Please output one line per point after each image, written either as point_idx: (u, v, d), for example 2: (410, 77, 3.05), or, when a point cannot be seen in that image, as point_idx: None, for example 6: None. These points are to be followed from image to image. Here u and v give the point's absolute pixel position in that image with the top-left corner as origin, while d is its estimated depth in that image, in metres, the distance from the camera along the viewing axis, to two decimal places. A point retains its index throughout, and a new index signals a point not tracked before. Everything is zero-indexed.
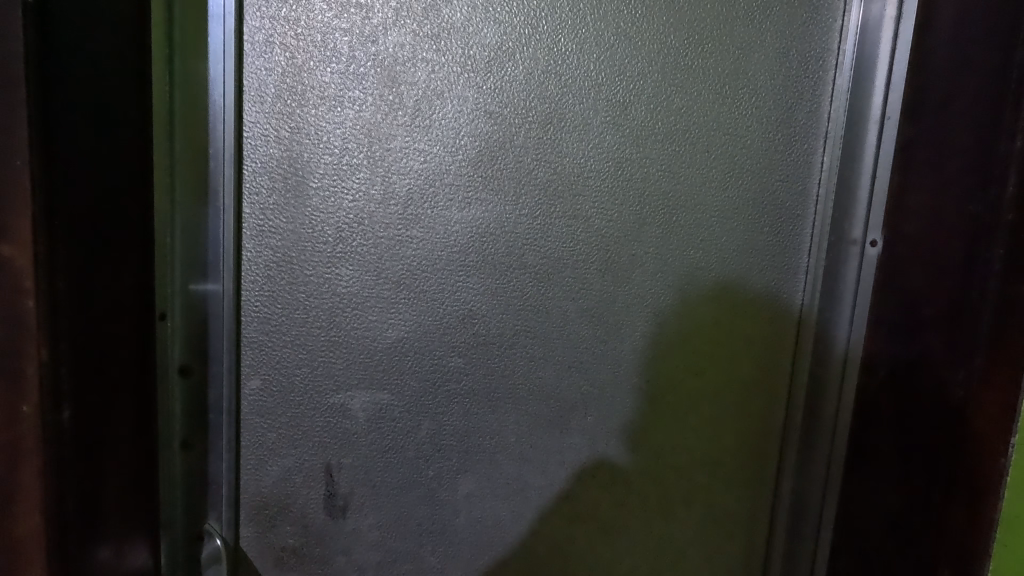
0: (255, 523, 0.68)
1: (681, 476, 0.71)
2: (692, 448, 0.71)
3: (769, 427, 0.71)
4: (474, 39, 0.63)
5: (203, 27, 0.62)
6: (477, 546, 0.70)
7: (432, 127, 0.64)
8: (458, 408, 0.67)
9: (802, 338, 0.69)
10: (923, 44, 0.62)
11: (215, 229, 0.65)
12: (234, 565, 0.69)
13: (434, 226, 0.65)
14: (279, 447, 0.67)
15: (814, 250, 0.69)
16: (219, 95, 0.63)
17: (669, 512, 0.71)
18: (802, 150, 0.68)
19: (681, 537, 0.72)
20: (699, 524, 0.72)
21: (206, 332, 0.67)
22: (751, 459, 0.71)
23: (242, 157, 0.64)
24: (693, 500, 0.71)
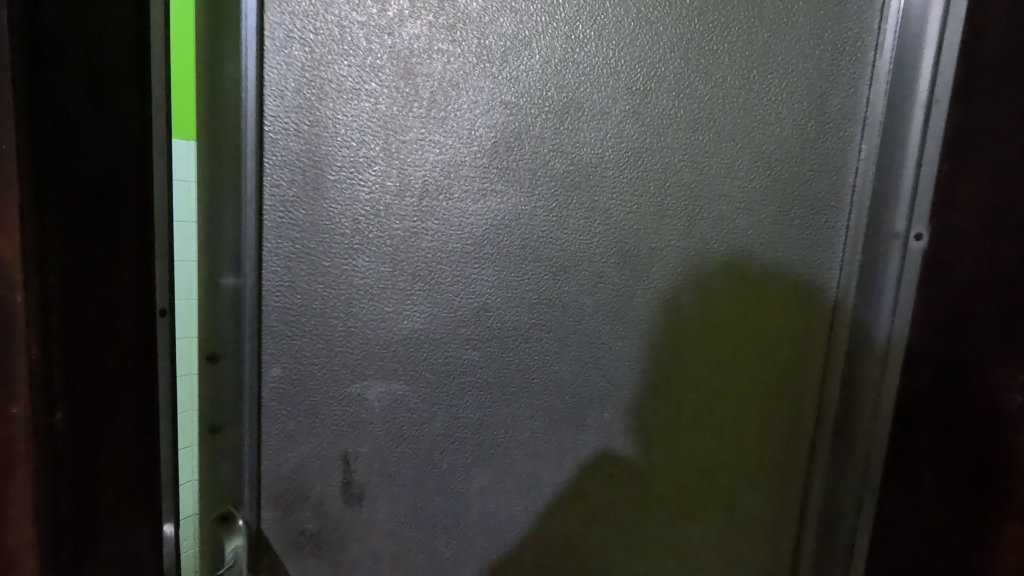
0: (275, 507, 0.70)
1: (702, 478, 0.68)
2: (714, 450, 0.68)
3: (797, 430, 0.67)
4: (486, 30, 0.63)
5: (236, 24, 0.64)
6: (491, 540, 0.70)
7: (446, 121, 0.64)
8: (472, 399, 0.67)
9: (833, 338, 0.66)
10: (978, 24, 0.58)
11: (241, 220, 0.67)
12: (255, 545, 0.71)
13: (449, 218, 0.65)
14: (299, 433, 0.69)
15: (849, 244, 0.65)
16: (247, 89, 0.65)
17: (690, 518, 0.69)
18: (837, 139, 0.64)
19: (704, 546, 0.69)
20: (722, 532, 0.69)
21: (236, 320, 0.69)
22: (778, 463, 0.68)
23: (263, 150, 0.66)
24: (716, 506, 0.69)
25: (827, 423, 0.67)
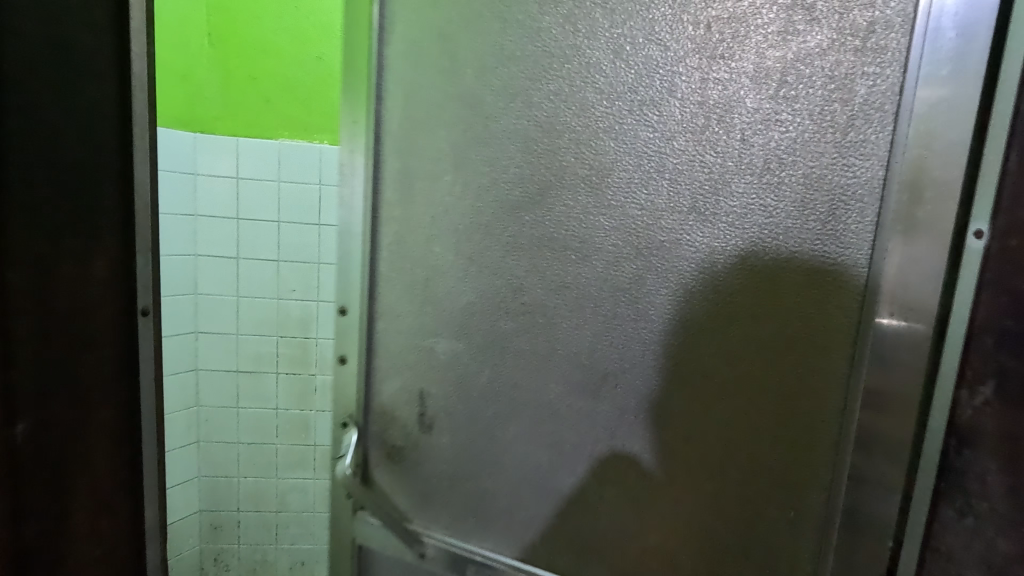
0: (382, 422, 0.91)
1: (705, 480, 0.65)
2: (720, 454, 0.64)
3: (820, 453, 0.59)
4: (532, 56, 0.71)
5: (360, 64, 0.84)
6: (524, 489, 0.79)
7: (496, 138, 0.74)
8: (511, 360, 0.78)
9: (860, 356, 0.56)
10: None
11: (354, 217, 0.88)
12: (371, 454, 0.93)
13: (495, 215, 0.76)
14: (395, 370, 0.88)
15: (878, 245, 0.53)
16: (365, 116, 0.85)
17: (699, 518, 0.66)
18: (862, 121, 0.53)
19: (714, 554, 0.65)
20: (735, 544, 0.64)
21: (351, 289, 0.90)
22: (789, 477, 0.60)
23: (378, 166, 0.85)
24: (719, 516, 0.64)
25: (850, 433, 0.57)
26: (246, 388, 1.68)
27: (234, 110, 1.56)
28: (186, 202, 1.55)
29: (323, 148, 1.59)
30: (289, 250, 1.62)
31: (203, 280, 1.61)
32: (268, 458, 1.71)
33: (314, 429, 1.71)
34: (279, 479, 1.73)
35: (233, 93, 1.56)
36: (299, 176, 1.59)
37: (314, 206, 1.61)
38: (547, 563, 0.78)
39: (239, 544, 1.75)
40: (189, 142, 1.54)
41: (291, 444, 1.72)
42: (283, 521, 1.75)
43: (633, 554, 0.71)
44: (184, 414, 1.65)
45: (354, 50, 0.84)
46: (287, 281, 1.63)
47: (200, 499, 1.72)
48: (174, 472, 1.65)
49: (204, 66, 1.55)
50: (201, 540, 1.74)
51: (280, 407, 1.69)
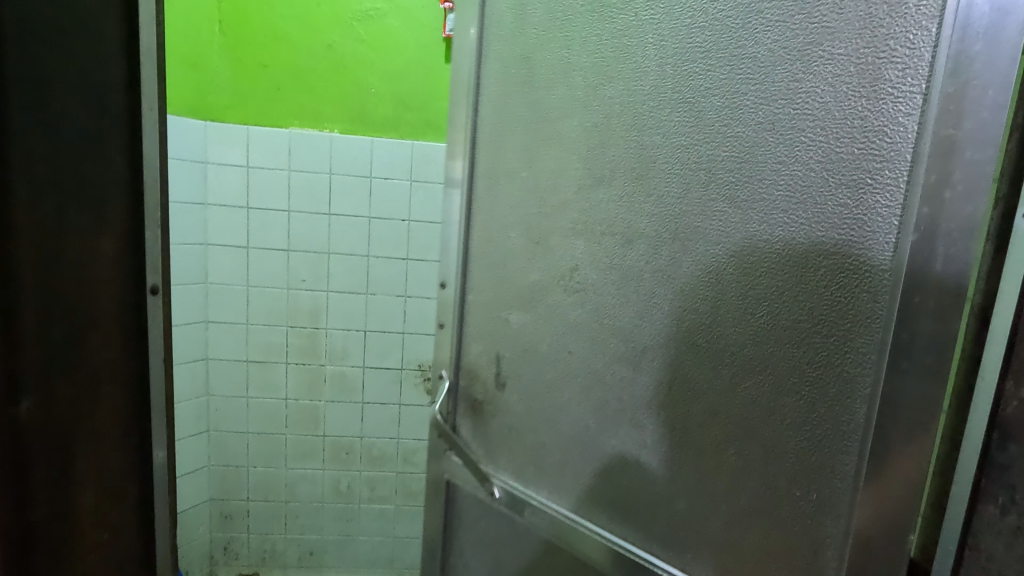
0: (466, 379, 0.96)
1: (714, 458, 0.62)
2: (727, 434, 0.61)
3: (842, 455, 0.52)
4: (593, 55, 0.72)
5: (465, 69, 0.91)
6: (571, 454, 0.79)
7: (564, 126, 0.76)
8: (566, 333, 0.78)
9: (879, 356, 0.49)
10: None
11: (453, 208, 0.95)
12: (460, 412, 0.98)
13: (559, 199, 0.77)
14: (479, 335, 0.93)
15: (902, 232, 0.47)
16: (471, 118, 0.91)
17: (726, 499, 0.61)
18: (892, 99, 0.47)
19: (737, 539, 0.60)
20: (760, 533, 0.58)
21: (447, 266, 0.97)
22: (797, 466, 0.55)
23: (475, 162, 0.91)
24: (728, 498, 0.61)
25: (863, 423, 0.50)
26: (256, 378, 1.67)
27: (244, 99, 1.55)
28: (196, 191, 1.53)
29: (333, 137, 1.57)
30: (299, 240, 1.61)
31: (214, 269, 1.60)
32: (278, 449, 1.72)
33: (323, 420, 1.71)
34: (288, 468, 1.73)
35: (244, 80, 1.55)
36: (310, 166, 1.58)
37: (324, 196, 1.59)
38: (587, 518, 0.77)
39: (249, 533, 1.76)
40: (200, 131, 1.52)
41: (300, 434, 1.71)
42: (293, 511, 1.76)
43: (666, 519, 0.67)
44: (192, 404, 1.64)
45: (461, 58, 0.92)
46: (298, 272, 1.62)
47: (210, 488, 1.72)
48: (183, 460, 1.64)
49: (215, 54, 1.54)
50: (211, 529, 1.74)
51: (290, 398, 1.69)
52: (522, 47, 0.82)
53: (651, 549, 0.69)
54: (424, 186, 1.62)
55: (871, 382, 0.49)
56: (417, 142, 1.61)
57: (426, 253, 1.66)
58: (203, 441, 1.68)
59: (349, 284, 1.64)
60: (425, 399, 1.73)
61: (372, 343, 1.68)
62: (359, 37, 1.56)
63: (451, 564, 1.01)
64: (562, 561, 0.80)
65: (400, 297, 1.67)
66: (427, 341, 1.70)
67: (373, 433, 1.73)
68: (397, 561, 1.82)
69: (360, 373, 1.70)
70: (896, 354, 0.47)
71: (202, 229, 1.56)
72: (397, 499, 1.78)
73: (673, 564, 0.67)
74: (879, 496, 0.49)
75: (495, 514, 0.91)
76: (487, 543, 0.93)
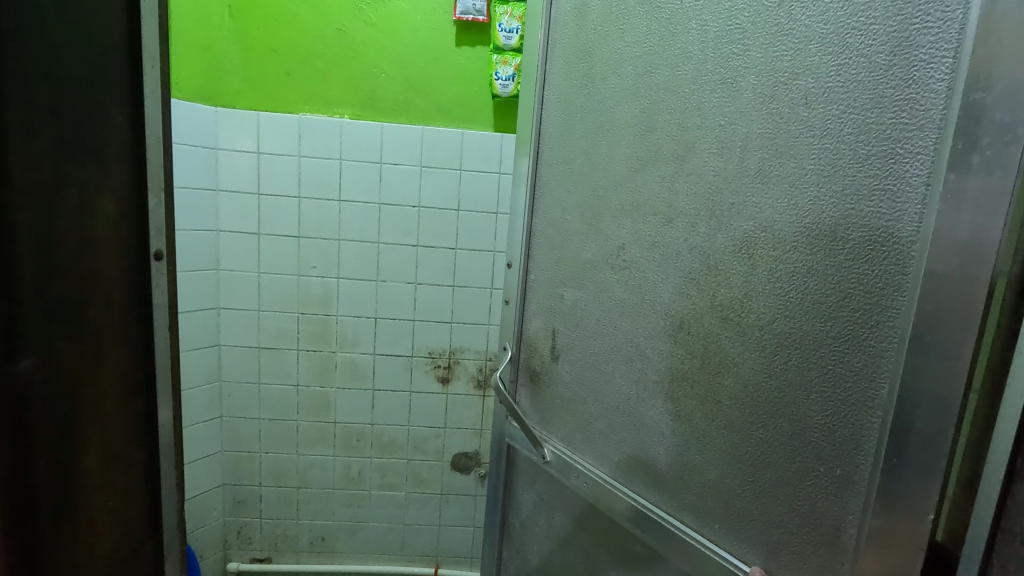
0: (526, 351, 0.98)
1: (741, 431, 0.62)
2: (755, 410, 0.60)
3: (865, 432, 0.50)
4: (644, 44, 0.72)
5: (534, 65, 0.93)
6: (614, 425, 0.80)
7: (619, 108, 0.76)
8: (612, 311, 0.79)
9: (903, 331, 0.47)
10: None
11: (520, 197, 0.97)
12: (519, 383, 1.00)
13: (611, 179, 0.78)
14: (539, 310, 0.95)
15: (929, 203, 0.45)
16: (538, 111, 0.92)
17: (751, 472, 0.61)
18: (923, 66, 0.45)
19: (762, 511, 0.60)
20: (783, 506, 0.58)
21: (511, 247, 0.99)
22: (822, 441, 0.54)
23: (541, 151, 0.93)
24: (755, 471, 0.60)
25: (888, 401, 0.48)
26: (266, 363, 1.68)
27: (255, 83, 1.54)
28: (206, 177, 1.53)
29: (342, 122, 1.56)
30: (309, 227, 1.60)
31: (225, 256, 1.60)
32: (289, 435, 1.72)
33: (334, 407, 1.72)
34: (298, 455, 1.74)
35: (255, 65, 1.54)
36: (321, 151, 1.57)
37: (334, 181, 1.59)
38: (625, 484, 0.78)
39: (262, 518, 1.77)
40: (210, 116, 1.51)
41: (311, 421, 1.72)
42: (305, 497, 1.77)
43: (695, 489, 0.67)
44: (205, 390, 1.64)
45: (530, 54, 0.94)
46: (309, 258, 1.62)
47: (222, 473, 1.73)
48: (194, 446, 1.64)
49: (225, 38, 1.53)
50: (225, 514, 1.76)
51: (301, 385, 1.70)
52: (582, 44, 0.84)
53: (682, 518, 0.69)
54: (432, 172, 1.60)
55: (894, 357, 0.48)
56: (426, 128, 1.59)
57: (435, 240, 1.64)
58: (216, 426, 1.69)
59: (360, 270, 1.64)
60: (434, 386, 1.73)
61: (383, 331, 1.68)
62: (368, 21, 1.55)
63: (512, 524, 1.04)
64: (606, 526, 0.82)
65: (410, 284, 1.66)
66: (437, 329, 1.69)
67: (382, 420, 1.73)
68: (407, 548, 1.83)
69: (371, 360, 1.70)
70: (919, 327, 0.45)
71: (212, 214, 1.56)
72: (408, 486, 1.78)
73: (701, 531, 0.67)
74: (900, 472, 0.47)
75: (547, 476, 0.94)
76: (540, 504, 0.96)
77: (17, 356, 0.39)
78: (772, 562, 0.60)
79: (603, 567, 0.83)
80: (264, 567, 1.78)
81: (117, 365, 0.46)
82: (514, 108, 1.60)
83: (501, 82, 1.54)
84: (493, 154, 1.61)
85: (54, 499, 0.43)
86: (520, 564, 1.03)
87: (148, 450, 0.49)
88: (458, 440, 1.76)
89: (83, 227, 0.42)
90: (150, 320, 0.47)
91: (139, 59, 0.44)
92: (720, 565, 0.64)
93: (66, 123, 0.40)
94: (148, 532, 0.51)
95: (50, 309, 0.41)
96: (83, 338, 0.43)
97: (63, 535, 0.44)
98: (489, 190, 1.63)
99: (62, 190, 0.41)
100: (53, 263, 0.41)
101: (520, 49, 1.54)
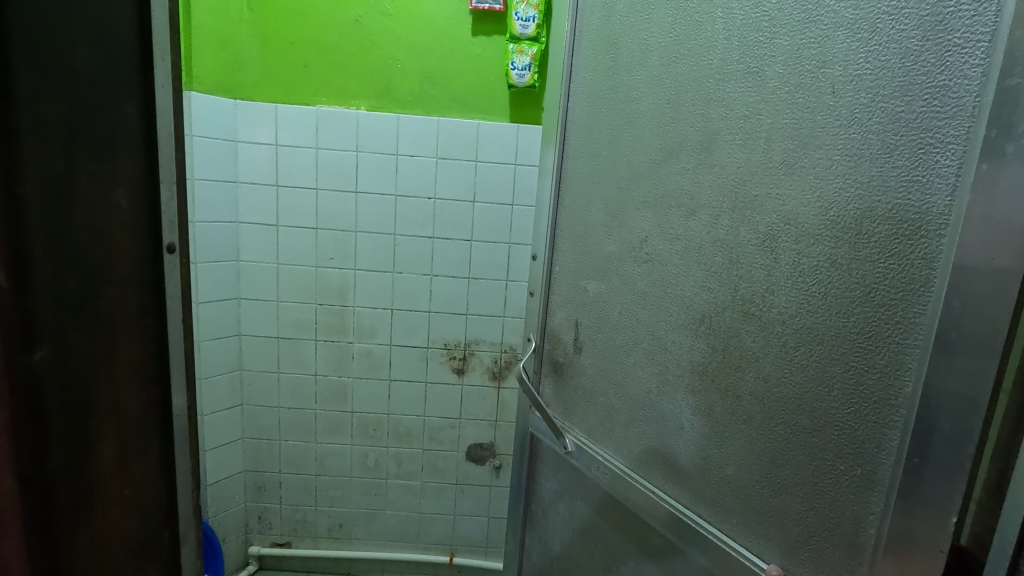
0: (549, 344, 0.98)
1: (760, 426, 0.61)
2: (774, 406, 0.59)
3: (887, 430, 0.49)
4: (669, 33, 0.71)
5: (560, 56, 0.92)
6: (634, 418, 0.79)
7: (643, 99, 0.75)
8: (633, 304, 0.78)
9: (929, 327, 0.45)
10: None
11: (545, 189, 0.97)
12: (543, 374, 1.00)
13: (634, 170, 0.77)
14: (562, 302, 0.94)
15: (959, 193, 0.43)
16: (563, 102, 0.91)
17: (771, 468, 0.59)
18: (957, 51, 0.43)
19: (781, 507, 0.59)
20: (802, 504, 0.57)
21: (536, 240, 0.99)
22: (844, 438, 0.53)
23: (564, 142, 0.92)
24: (774, 467, 0.59)
25: (913, 400, 0.46)
26: (286, 353, 1.70)
27: (274, 76, 1.55)
28: (227, 169, 1.55)
29: (359, 114, 1.57)
30: (327, 219, 1.62)
31: (245, 247, 1.62)
32: (308, 423, 1.75)
33: (351, 396, 1.74)
34: (318, 443, 1.77)
35: (273, 58, 1.55)
36: (337, 143, 1.58)
37: (350, 174, 1.59)
38: (645, 477, 0.77)
39: (281, 503, 1.81)
40: (230, 109, 1.53)
41: (328, 410, 1.74)
42: (323, 484, 1.80)
43: (714, 484, 0.66)
44: (227, 378, 1.67)
45: (558, 45, 0.94)
46: (326, 249, 1.64)
47: (244, 459, 1.77)
48: (217, 433, 1.68)
49: (244, 31, 1.54)
50: (246, 499, 1.80)
51: (319, 374, 1.72)
52: (607, 33, 0.82)
53: (701, 512, 0.68)
54: (448, 164, 1.60)
55: (920, 354, 0.46)
56: (442, 119, 1.58)
57: (450, 232, 1.64)
58: (237, 414, 1.73)
59: (376, 263, 1.65)
60: (448, 376, 1.73)
61: (398, 322, 1.69)
62: (385, 11, 1.54)
63: (535, 512, 1.04)
64: (625, 518, 0.82)
65: (426, 275, 1.66)
66: (452, 320, 1.69)
67: (399, 410, 1.75)
68: (422, 536, 1.85)
69: (387, 351, 1.71)
70: (946, 323, 0.44)
71: (233, 206, 1.58)
72: (423, 475, 1.80)
73: (720, 527, 0.66)
74: (923, 472, 0.46)
75: (568, 467, 0.94)
76: (561, 494, 0.96)
77: (33, 346, 0.40)
78: (790, 561, 0.58)
79: (622, 558, 0.83)
80: (284, 551, 1.83)
81: (133, 356, 0.47)
82: (531, 98, 1.59)
83: (517, 72, 1.51)
84: (509, 146, 1.60)
85: (72, 486, 0.44)
86: (541, 553, 1.03)
87: (162, 440, 0.51)
88: (472, 431, 1.77)
89: (99, 221, 0.43)
90: (164, 311, 0.49)
91: (151, 51, 0.44)
92: (738, 561, 0.63)
93: (76, 114, 0.41)
94: (164, 519, 0.52)
95: (63, 302, 0.41)
96: (97, 328, 0.44)
97: (82, 521, 0.45)
98: (504, 181, 1.62)
99: (74, 183, 0.41)
100: (66, 257, 0.41)
101: (538, 38, 1.51)
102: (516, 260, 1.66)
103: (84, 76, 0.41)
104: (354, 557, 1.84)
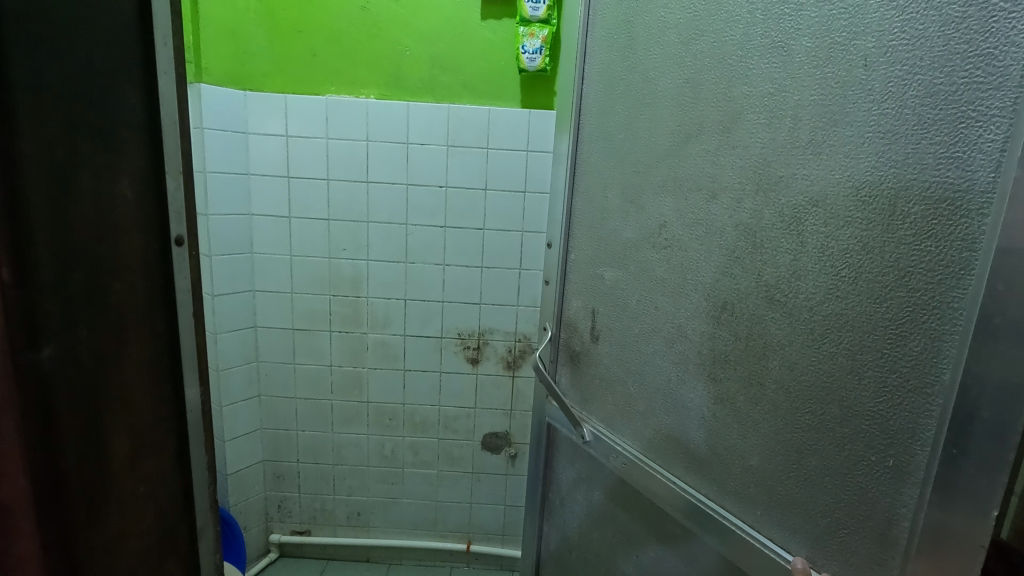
0: (565, 332, 0.97)
1: (786, 414, 0.59)
2: (800, 394, 0.57)
3: (922, 420, 0.47)
4: (687, 10, 0.68)
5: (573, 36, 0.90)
6: (653, 407, 0.77)
7: (659, 80, 0.72)
8: (650, 291, 0.77)
9: (969, 312, 0.43)
10: None
11: (558, 173, 0.95)
12: (558, 362, 0.99)
13: (650, 152, 0.74)
14: (578, 289, 0.93)
15: (1004, 168, 0.40)
16: (576, 83, 0.88)
17: (797, 459, 0.58)
18: (1003, 16, 0.40)
19: (809, 499, 0.57)
20: (830, 495, 0.55)
21: (552, 225, 0.98)
22: (874, 426, 0.50)
23: (578, 124, 0.89)
24: (802, 456, 0.57)
25: (953, 390, 0.44)
26: (301, 344, 1.71)
27: (285, 66, 1.54)
28: (239, 160, 1.55)
29: (369, 102, 1.55)
30: (339, 209, 1.61)
31: (258, 237, 1.62)
32: (324, 413, 1.76)
33: (366, 386, 1.74)
34: (335, 432, 1.78)
35: (283, 47, 1.54)
36: (346, 132, 1.56)
37: (361, 164, 1.58)
38: (663, 466, 0.76)
39: (300, 492, 1.83)
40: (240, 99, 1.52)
41: (344, 400, 1.75)
42: (340, 473, 1.82)
43: (737, 474, 0.65)
44: (244, 369, 1.68)
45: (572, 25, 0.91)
46: (339, 239, 1.63)
47: (263, 449, 1.79)
48: (236, 424, 1.69)
49: (252, 20, 1.52)
50: (266, 488, 1.83)
51: (335, 364, 1.73)
52: (622, 11, 0.79)
53: (723, 504, 0.67)
54: (459, 152, 1.58)
55: (959, 341, 0.44)
56: (452, 106, 1.56)
57: (462, 220, 1.62)
58: (255, 405, 1.74)
59: (388, 252, 1.64)
60: (463, 366, 1.73)
61: (412, 311, 1.69)
62: None
63: (551, 501, 1.04)
64: (643, 506, 0.81)
65: (438, 264, 1.65)
66: (466, 310, 1.69)
67: (414, 400, 1.75)
68: (439, 524, 1.86)
69: (400, 341, 1.71)
70: (988, 308, 0.41)
71: (245, 197, 1.58)
72: (439, 465, 1.81)
73: (743, 518, 0.65)
74: (961, 464, 0.44)
75: (585, 455, 0.93)
76: (579, 483, 0.95)
77: (39, 343, 0.39)
78: (817, 552, 0.57)
79: (640, 547, 0.82)
80: (304, 538, 1.86)
81: (144, 351, 0.47)
82: (544, 82, 1.56)
83: (528, 56, 1.47)
84: (522, 130, 1.57)
85: (86, 485, 0.43)
86: (559, 541, 1.03)
87: (176, 434, 0.51)
88: (488, 420, 1.77)
89: (104, 214, 0.42)
90: (175, 303, 0.48)
91: (152, 36, 0.44)
92: (762, 553, 0.62)
93: (78, 99, 0.40)
94: (181, 512, 0.52)
95: (69, 298, 0.41)
96: (107, 323, 0.44)
97: (97, 518, 0.45)
98: (517, 167, 1.59)
99: (75, 174, 0.40)
100: (70, 251, 0.40)
101: (548, 20, 1.46)
102: (529, 248, 1.64)
103: (85, 68, 0.40)
104: (372, 544, 1.86)
